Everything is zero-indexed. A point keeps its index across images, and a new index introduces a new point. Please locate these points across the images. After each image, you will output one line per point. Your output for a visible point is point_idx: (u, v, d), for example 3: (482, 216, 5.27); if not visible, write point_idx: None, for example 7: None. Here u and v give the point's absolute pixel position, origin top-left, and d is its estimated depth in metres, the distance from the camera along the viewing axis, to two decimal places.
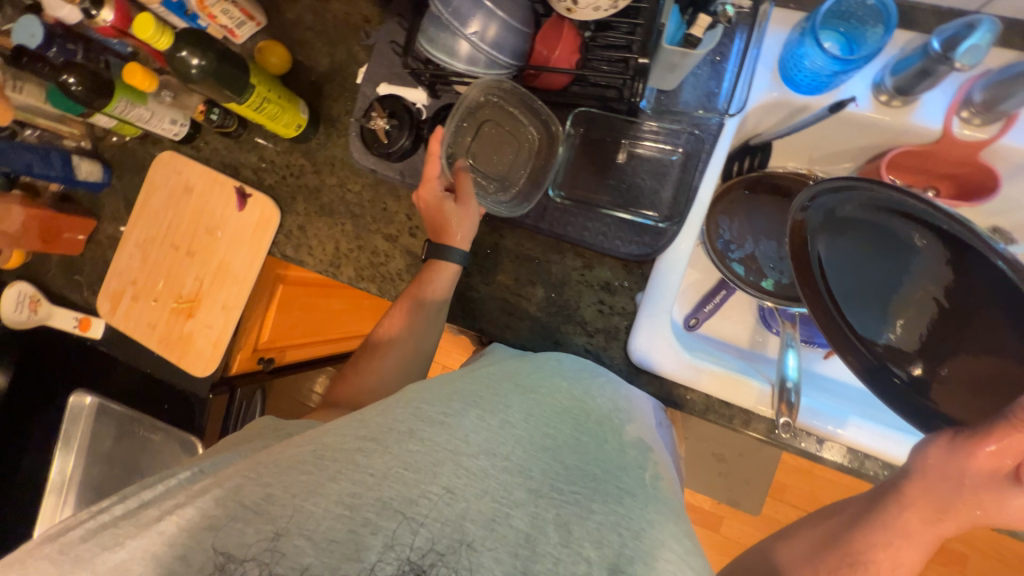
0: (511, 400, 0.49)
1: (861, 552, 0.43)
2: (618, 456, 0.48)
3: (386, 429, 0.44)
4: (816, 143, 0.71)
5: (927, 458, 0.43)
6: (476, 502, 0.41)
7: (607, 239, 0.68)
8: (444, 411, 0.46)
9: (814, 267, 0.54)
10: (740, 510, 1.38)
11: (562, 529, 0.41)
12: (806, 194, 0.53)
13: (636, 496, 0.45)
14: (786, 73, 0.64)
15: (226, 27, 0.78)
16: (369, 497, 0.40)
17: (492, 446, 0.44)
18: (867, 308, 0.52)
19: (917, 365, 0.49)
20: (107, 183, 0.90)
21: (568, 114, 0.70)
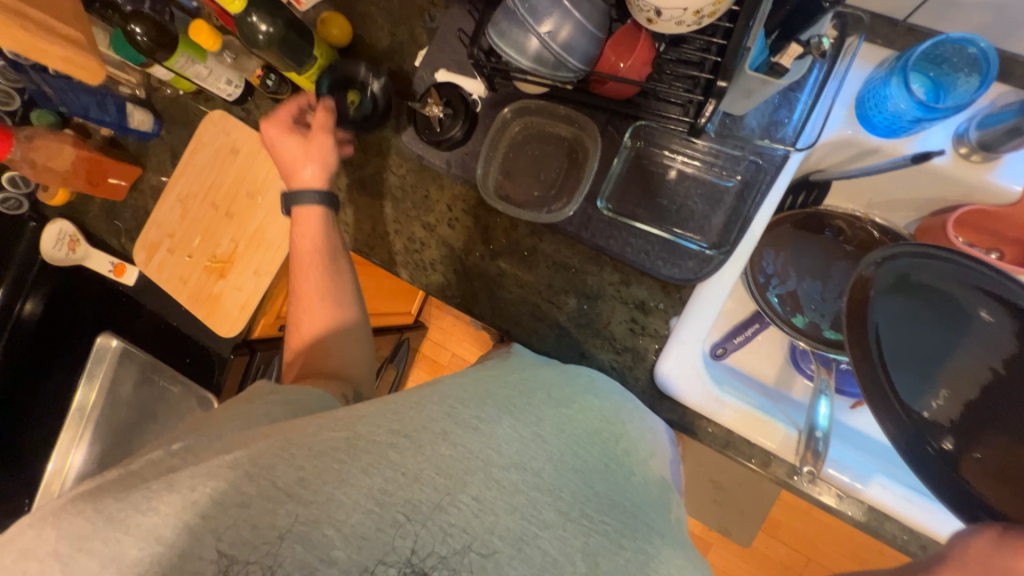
0: (544, 413, 0.46)
1: None
2: (645, 491, 0.47)
3: (419, 427, 0.42)
4: (881, 187, 0.68)
5: (970, 547, 0.42)
6: (505, 518, 0.39)
7: (650, 259, 0.66)
8: (478, 415, 0.44)
9: (869, 329, 0.53)
10: (730, 539, 1.37)
11: (590, 560, 0.39)
12: (880, 254, 0.53)
13: (665, 536, 0.43)
14: (862, 111, 0.61)
15: None
16: (400, 497, 0.38)
17: (524, 460, 0.42)
18: (909, 375, 0.53)
19: (948, 440, 0.50)
20: (156, 133, 0.91)
21: (627, 125, 0.68)
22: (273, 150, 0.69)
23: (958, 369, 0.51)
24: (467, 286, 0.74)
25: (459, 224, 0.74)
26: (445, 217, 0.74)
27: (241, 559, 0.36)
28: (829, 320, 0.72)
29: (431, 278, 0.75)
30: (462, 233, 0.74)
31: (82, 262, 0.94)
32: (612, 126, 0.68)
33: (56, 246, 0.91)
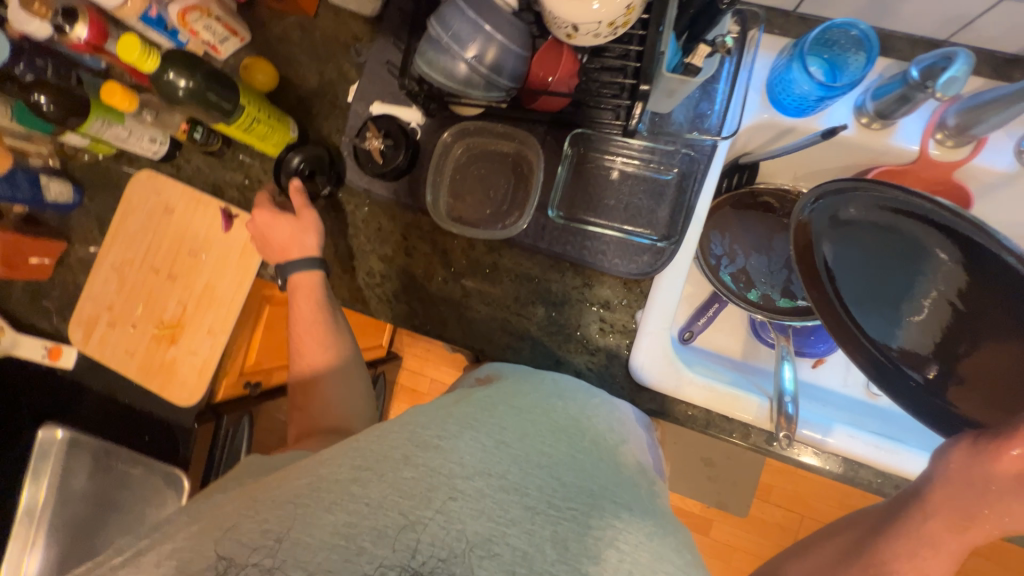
0: (505, 420, 0.45)
1: (886, 563, 0.41)
2: (616, 472, 0.45)
3: (382, 457, 0.41)
4: (802, 162, 0.74)
5: (950, 463, 0.41)
6: (473, 523, 0.38)
7: (607, 257, 0.69)
8: (437, 434, 0.43)
9: (820, 270, 0.53)
10: (730, 512, 1.41)
11: (559, 546, 0.38)
12: (810, 197, 0.52)
13: (634, 510, 0.42)
14: (774, 96, 0.66)
15: (209, 42, 0.75)
16: (364, 525, 0.38)
17: (487, 466, 0.41)
18: (882, 313, 0.50)
19: (931, 368, 0.47)
20: (78, 203, 0.85)
21: (565, 134, 0.70)
22: (261, 237, 0.71)
23: (923, 299, 0.47)
24: (435, 312, 0.73)
25: (416, 251, 0.74)
26: (401, 246, 0.74)
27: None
28: (779, 290, 0.77)
29: (396, 309, 0.74)
30: (422, 260, 0.74)
31: (9, 350, 0.86)
32: (551, 136, 0.71)
33: None
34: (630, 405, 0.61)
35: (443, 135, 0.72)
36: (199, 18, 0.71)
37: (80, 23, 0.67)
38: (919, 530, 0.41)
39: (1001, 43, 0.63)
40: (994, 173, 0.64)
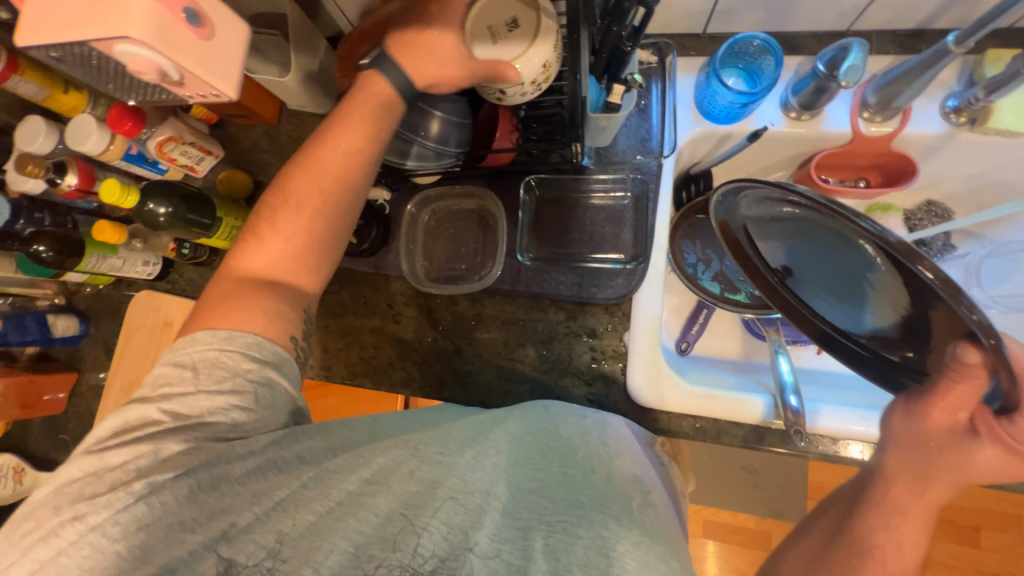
0: (501, 445, 0.54)
1: (863, 536, 0.50)
2: (605, 485, 0.50)
3: (388, 471, 0.49)
4: (749, 161, 0.77)
5: (892, 426, 0.50)
6: (473, 534, 0.44)
7: (583, 288, 0.71)
8: (440, 452, 0.52)
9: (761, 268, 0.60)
10: (786, 520, 1.33)
11: (551, 556, 0.42)
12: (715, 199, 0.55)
13: (621, 519, 0.45)
14: (704, 110, 0.71)
15: (186, 165, 0.83)
16: (374, 536, 0.43)
17: (487, 486, 0.49)
18: (838, 301, 0.53)
19: (906, 350, 0.49)
20: (85, 333, 0.90)
21: (519, 182, 0.75)
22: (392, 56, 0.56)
23: (876, 285, 0.45)
24: (431, 372, 0.74)
25: (404, 317, 0.76)
26: (389, 315, 0.76)
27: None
28: None
29: (394, 376, 0.76)
30: (410, 324, 0.76)
31: (32, 490, 0.86)
32: (509, 186, 0.75)
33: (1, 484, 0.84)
34: (624, 420, 0.64)
35: (408, 205, 0.77)
36: (175, 147, 0.80)
37: (70, 173, 0.74)
38: (885, 498, 0.50)
39: (896, 23, 0.68)
40: (931, 135, 0.67)
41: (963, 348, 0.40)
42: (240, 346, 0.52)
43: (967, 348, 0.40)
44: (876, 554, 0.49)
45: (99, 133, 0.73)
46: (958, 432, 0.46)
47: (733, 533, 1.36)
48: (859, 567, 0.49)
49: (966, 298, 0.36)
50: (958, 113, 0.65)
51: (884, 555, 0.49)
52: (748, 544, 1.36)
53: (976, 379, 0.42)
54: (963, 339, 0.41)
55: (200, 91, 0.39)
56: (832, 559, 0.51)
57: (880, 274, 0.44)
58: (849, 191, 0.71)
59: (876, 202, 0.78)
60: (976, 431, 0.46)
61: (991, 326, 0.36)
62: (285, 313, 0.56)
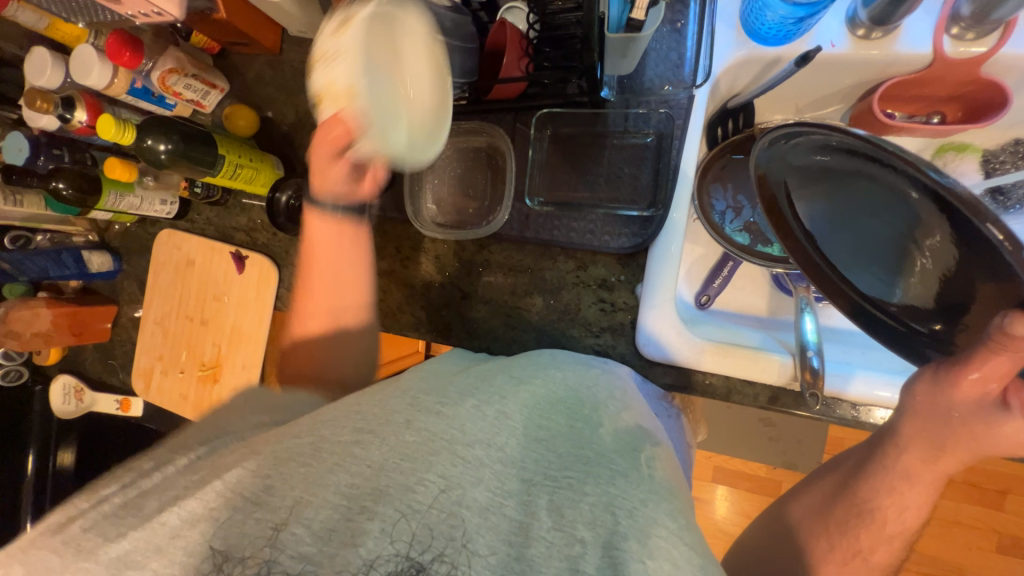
0: (507, 392, 0.51)
1: (867, 501, 0.49)
2: (612, 439, 0.49)
3: (384, 420, 0.47)
4: (800, 90, 0.66)
5: (916, 396, 0.47)
6: (472, 489, 0.43)
7: (596, 236, 0.66)
8: (439, 401, 0.49)
9: (794, 226, 0.53)
10: (799, 471, 1.33)
11: (555, 513, 0.42)
12: (760, 148, 0.50)
13: (629, 476, 0.44)
14: (750, 27, 0.60)
15: (193, 100, 0.80)
16: (366, 487, 0.43)
17: (488, 437, 0.46)
18: (871, 267, 0.50)
19: (936, 321, 0.47)
20: (119, 269, 0.94)
21: (532, 117, 0.69)
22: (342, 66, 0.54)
23: (923, 248, 0.45)
24: (438, 318, 0.74)
25: (411, 261, 0.75)
26: (395, 260, 0.75)
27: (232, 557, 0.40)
28: None
29: (401, 321, 0.76)
30: (418, 270, 0.75)
31: (92, 408, 0.98)
32: (520, 122, 0.69)
33: (65, 401, 0.96)
34: (630, 369, 0.62)
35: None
36: (178, 79, 0.76)
37: (79, 109, 0.72)
38: (896, 463, 0.49)
39: None
40: None
41: (1012, 318, 0.38)
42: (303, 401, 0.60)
43: (1016, 319, 0.38)
44: (877, 516, 0.49)
45: (100, 67, 0.71)
46: (988, 404, 0.45)
47: (744, 480, 1.39)
48: (856, 527, 0.49)
49: None
50: None
51: (884, 516, 0.49)
52: (757, 490, 1.38)
53: (1020, 352, 0.39)
54: (1016, 309, 0.38)
55: (145, 9, 0.59)
56: (829, 514, 0.51)
57: (930, 231, 0.43)
58: (918, 127, 0.61)
59: (950, 141, 0.67)
60: (1004, 403, 0.45)
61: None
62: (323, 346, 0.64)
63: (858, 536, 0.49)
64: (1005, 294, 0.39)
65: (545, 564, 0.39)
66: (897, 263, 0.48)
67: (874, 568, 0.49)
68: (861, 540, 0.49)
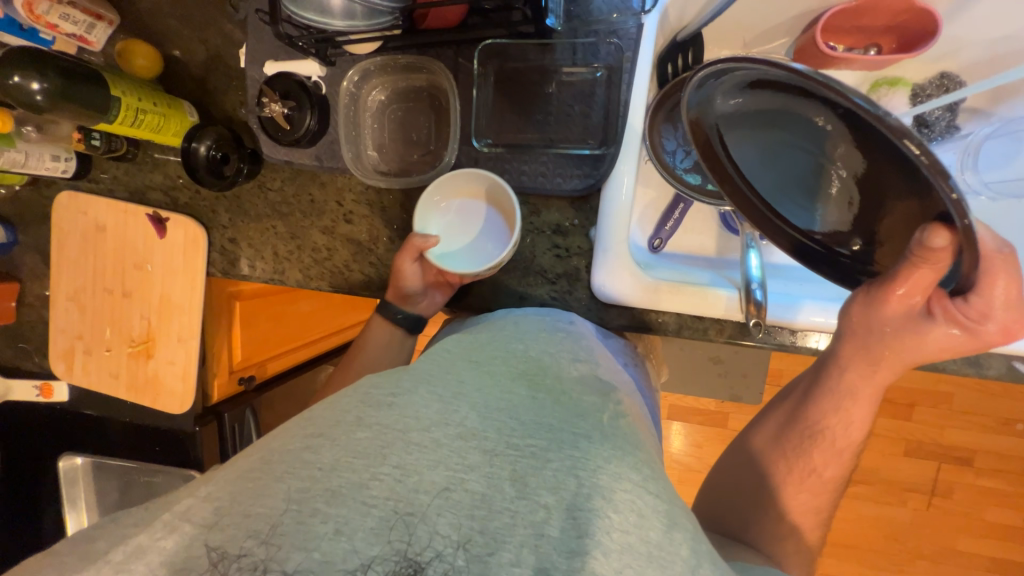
0: (465, 375, 0.47)
1: (816, 422, 0.55)
2: (575, 403, 0.46)
3: (333, 423, 0.42)
4: (748, 22, 0.65)
5: (852, 315, 0.51)
6: (429, 473, 0.39)
7: (548, 179, 0.64)
8: (390, 392, 0.44)
9: (728, 168, 0.53)
10: (744, 402, 1.45)
11: (518, 482, 0.39)
12: (690, 90, 0.47)
13: (592, 437, 0.42)
14: None
15: (74, 35, 0.67)
16: (317, 488, 0.38)
17: (444, 416, 0.42)
18: (794, 196, 0.52)
19: (856, 241, 0.50)
20: (15, 241, 0.83)
21: (474, 50, 0.64)
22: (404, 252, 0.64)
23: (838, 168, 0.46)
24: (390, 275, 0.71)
25: (355, 217, 0.70)
26: (339, 214, 0.70)
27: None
28: None
29: (351, 279, 0.72)
30: (363, 225, 0.70)
31: (7, 396, 0.88)
32: (462, 56, 0.64)
33: None
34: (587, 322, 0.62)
35: (346, 77, 0.66)
36: (50, 8, 0.62)
37: None
38: (840, 383, 0.55)
39: None
40: None
41: (929, 233, 0.39)
42: None
43: (935, 233, 0.39)
44: (826, 435, 0.55)
45: None
46: (916, 315, 0.48)
47: (695, 414, 1.51)
48: (810, 447, 0.55)
49: (947, 172, 0.34)
50: None
51: (832, 434, 0.55)
52: (707, 422, 1.50)
53: (938, 264, 0.41)
54: (935, 221, 0.39)
55: None
56: (787, 443, 0.57)
57: (841, 152, 0.45)
58: (859, 59, 0.61)
59: (884, 74, 0.68)
60: (928, 313, 0.48)
61: (966, 202, 0.34)
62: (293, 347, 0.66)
63: (812, 454, 0.55)
64: (926, 210, 0.40)
65: (508, 535, 0.37)
66: (816, 189, 0.50)
67: (827, 481, 0.55)
68: (814, 457, 0.55)
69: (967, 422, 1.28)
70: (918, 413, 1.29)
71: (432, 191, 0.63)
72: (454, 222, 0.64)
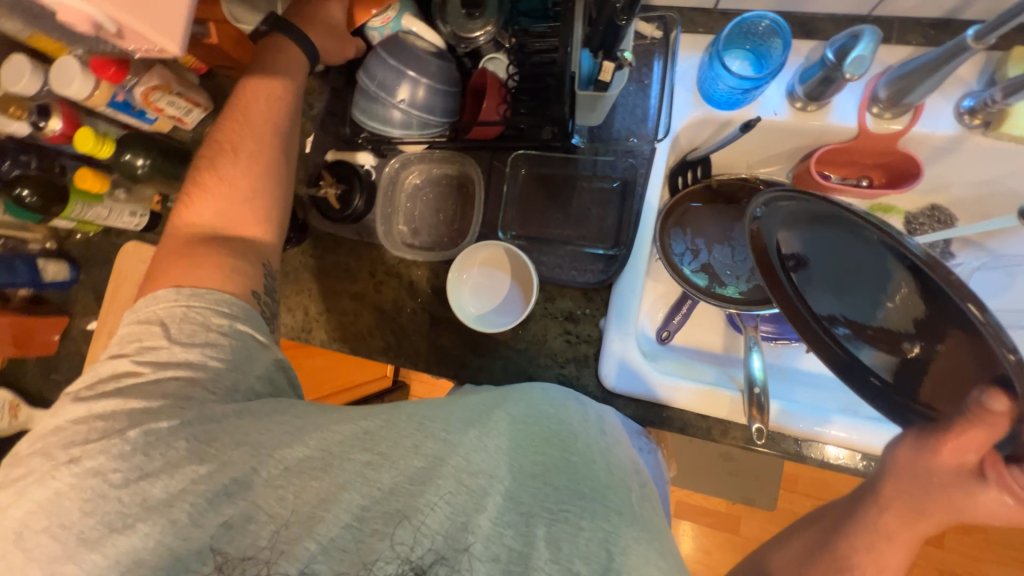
0: (502, 424, 0.50)
1: (846, 556, 0.46)
2: (607, 475, 0.47)
3: (394, 444, 0.48)
4: (750, 150, 0.73)
5: (897, 456, 0.44)
6: (476, 517, 0.43)
7: (563, 271, 0.70)
8: (444, 429, 0.49)
9: (778, 268, 0.52)
10: (756, 507, 1.36)
11: (552, 545, 0.42)
12: (756, 204, 0.50)
13: (623, 513, 0.43)
14: (705, 93, 0.67)
15: (174, 116, 0.79)
16: (377, 509, 0.44)
17: (489, 468, 0.46)
18: (841, 304, 0.46)
19: (916, 345, 0.40)
20: (76, 279, 0.91)
21: (508, 155, 0.72)
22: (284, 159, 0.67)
23: (890, 296, 0.40)
24: (408, 344, 0.75)
25: (384, 287, 0.76)
26: (370, 284, 0.76)
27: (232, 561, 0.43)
28: (745, 281, 0.77)
29: (371, 344, 0.76)
30: (390, 294, 0.76)
31: (28, 424, 0.90)
32: (497, 160, 0.73)
33: None
34: (613, 410, 0.60)
35: (389, 164, 0.76)
36: (162, 96, 0.75)
37: (54, 117, 0.72)
38: (874, 523, 0.45)
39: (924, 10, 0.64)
40: (939, 138, 0.63)
41: (988, 392, 0.35)
42: (207, 302, 0.55)
43: (994, 394, 0.35)
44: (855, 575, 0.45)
45: (81, 76, 0.68)
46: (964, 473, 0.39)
47: (705, 514, 1.41)
48: None
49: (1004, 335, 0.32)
50: (972, 114, 0.61)
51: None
52: (716, 524, 1.41)
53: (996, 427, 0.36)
54: (993, 382, 0.35)
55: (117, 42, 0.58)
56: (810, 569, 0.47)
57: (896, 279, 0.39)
58: (850, 190, 0.69)
59: (877, 202, 0.75)
60: (986, 474, 0.39)
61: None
62: (243, 268, 0.59)
63: None
64: (982, 367, 0.35)
65: None
66: (864, 304, 0.43)
67: None
68: None
69: (1007, 556, 1.18)
70: (950, 540, 1.19)
71: (461, 259, 0.71)
72: (487, 280, 0.72)
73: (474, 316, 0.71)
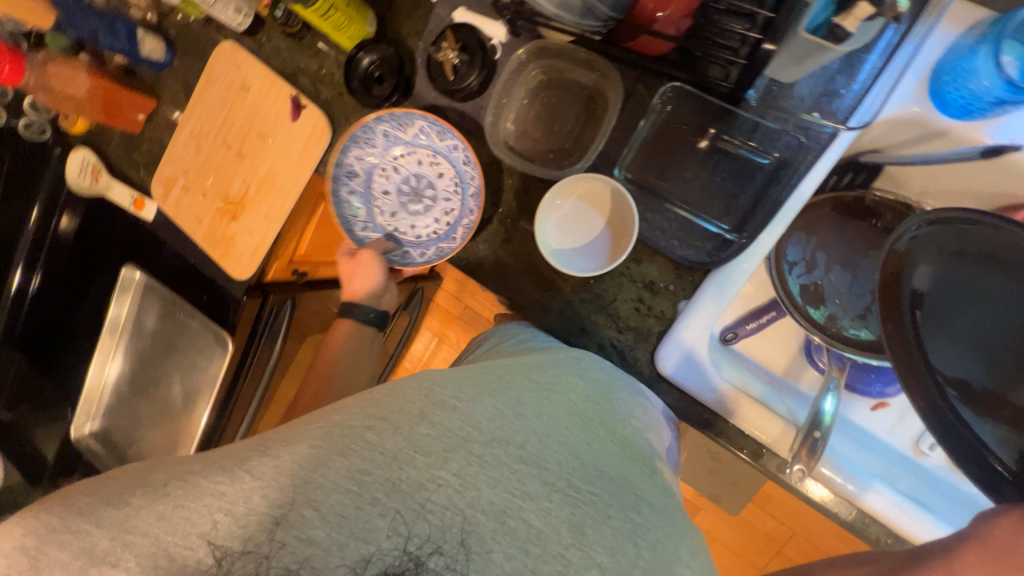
0: (524, 395, 0.45)
1: None
2: (634, 465, 0.45)
3: (397, 409, 0.41)
4: (941, 176, 0.60)
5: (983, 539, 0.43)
6: (488, 492, 0.39)
7: (665, 236, 0.63)
8: (455, 396, 0.43)
9: (905, 301, 0.47)
10: (720, 507, 1.40)
11: (576, 530, 0.39)
12: (914, 221, 0.46)
13: (653, 506, 0.43)
14: (935, 86, 0.53)
15: None
16: (378, 476, 0.38)
17: (505, 434, 0.41)
18: (963, 364, 0.46)
19: None
20: (169, 64, 0.88)
21: (662, 84, 0.61)
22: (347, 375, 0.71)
23: None
24: (472, 250, 0.71)
25: (467, 183, 0.70)
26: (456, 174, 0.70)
27: (235, 553, 0.36)
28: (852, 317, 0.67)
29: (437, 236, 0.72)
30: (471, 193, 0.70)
31: (105, 193, 0.93)
32: (642, 84, 0.63)
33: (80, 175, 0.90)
34: (659, 402, 0.60)
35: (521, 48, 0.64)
36: None
37: None
38: None
39: None
40: None
41: None
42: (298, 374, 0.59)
43: None
44: None
45: None
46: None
47: None
48: None
49: None
50: None
51: None
52: None
53: None
54: None
55: None
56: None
57: None
58: None
59: None
60: None
61: None
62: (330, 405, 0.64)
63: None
64: None
65: None
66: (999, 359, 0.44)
67: None
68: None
69: None
70: None
71: (562, 183, 0.64)
72: (581, 216, 0.65)
73: (553, 247, 0.66)
